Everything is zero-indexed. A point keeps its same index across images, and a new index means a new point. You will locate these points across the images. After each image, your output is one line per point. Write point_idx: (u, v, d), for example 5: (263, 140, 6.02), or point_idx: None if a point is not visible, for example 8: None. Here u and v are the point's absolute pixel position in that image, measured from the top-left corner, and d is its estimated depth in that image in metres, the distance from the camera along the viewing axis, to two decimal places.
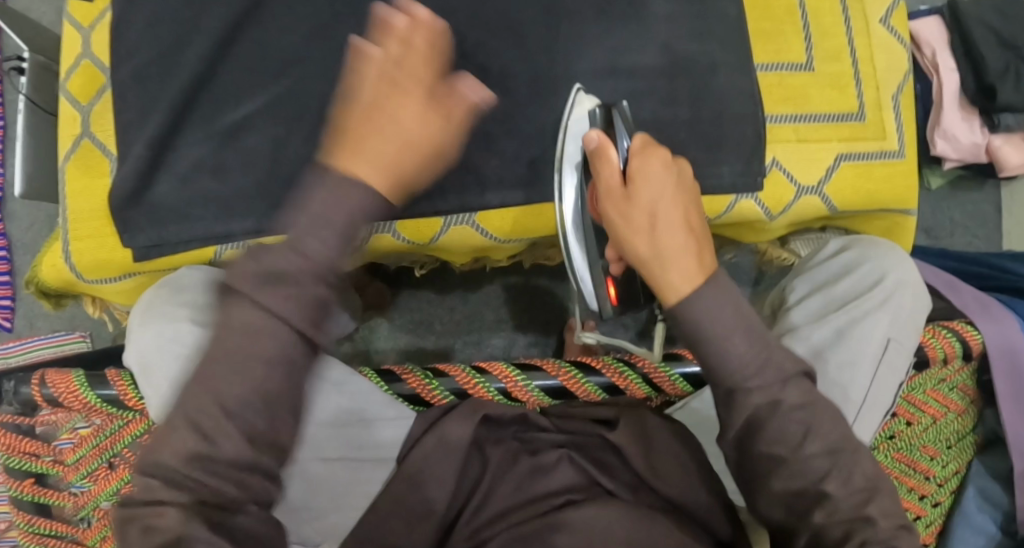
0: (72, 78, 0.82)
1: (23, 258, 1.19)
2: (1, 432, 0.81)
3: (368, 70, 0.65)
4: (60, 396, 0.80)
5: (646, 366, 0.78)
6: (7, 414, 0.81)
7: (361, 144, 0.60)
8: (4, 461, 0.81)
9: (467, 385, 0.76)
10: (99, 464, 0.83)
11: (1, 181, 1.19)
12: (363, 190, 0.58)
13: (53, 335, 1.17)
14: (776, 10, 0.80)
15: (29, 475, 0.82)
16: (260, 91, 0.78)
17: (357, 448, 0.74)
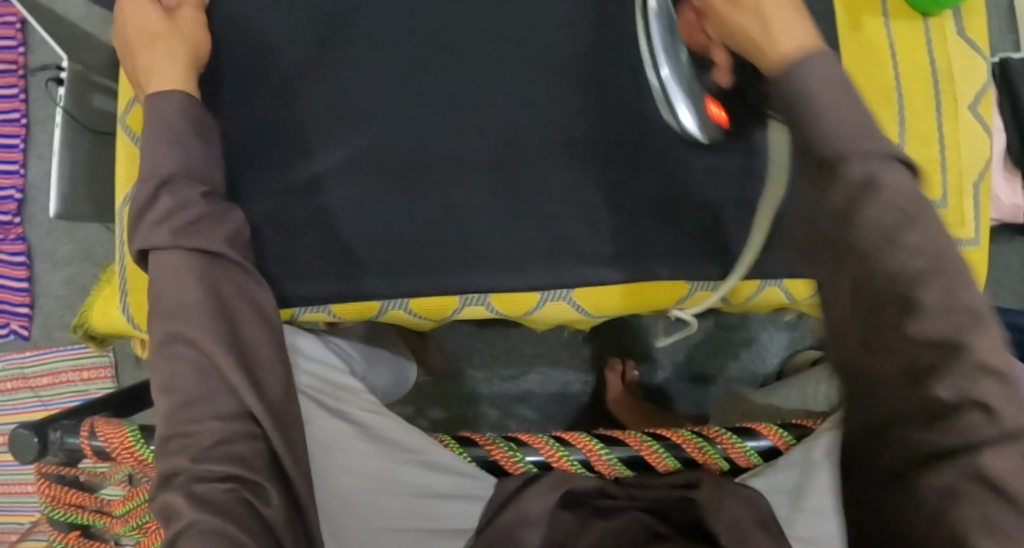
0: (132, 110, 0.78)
1: (42, 265, 1.14)
2: (46, 482, 0.78)
3: (129, 25, 0.72)
4: (111, 449, 0.77)
5: (724, 442, 0.77)
6: (52, 464, 0.80)
7: (151, 70, 0.70)
8: (48, 512, 0.78)
9: (550, 459, 0.74)
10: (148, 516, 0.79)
11: (22, 183, 1.14)
12: (170, 104, 0.68)
13: (73, 347, 1.13)
14: (875, 93, 0.81)
15: (74, 527, 0.80)
16: (341, 139, 0.74)
17: (424, 519, 0.70)
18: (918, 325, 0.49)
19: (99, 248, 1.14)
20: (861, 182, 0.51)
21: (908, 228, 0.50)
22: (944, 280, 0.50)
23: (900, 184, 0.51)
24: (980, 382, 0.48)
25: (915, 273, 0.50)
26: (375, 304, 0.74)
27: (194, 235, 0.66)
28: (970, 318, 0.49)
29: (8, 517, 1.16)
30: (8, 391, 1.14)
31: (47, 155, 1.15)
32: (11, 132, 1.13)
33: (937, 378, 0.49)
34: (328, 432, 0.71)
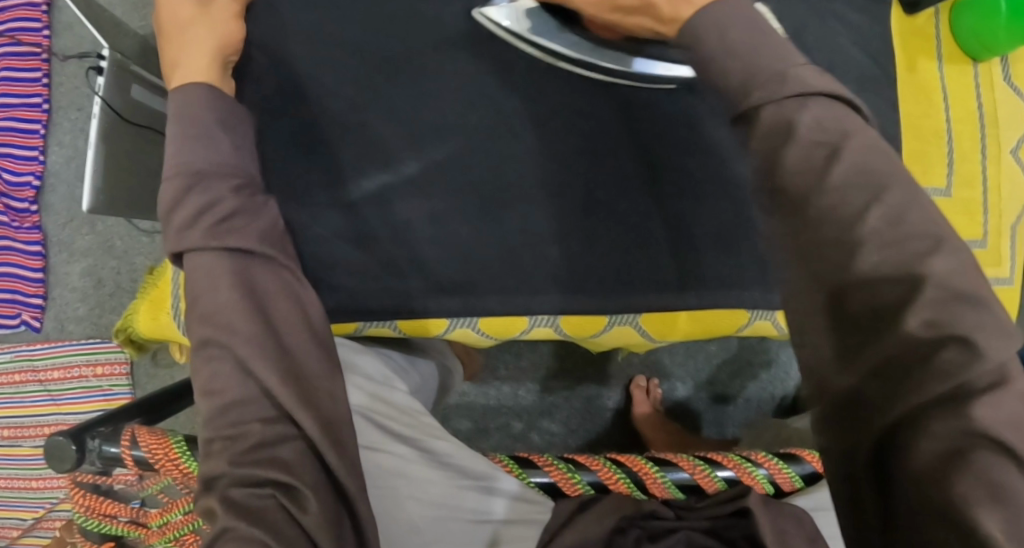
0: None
1: (58, 256, 1.12)
2: (80, 491, 0.75)
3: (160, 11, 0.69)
4: (154, 460, 0.73)
5: (770, 466, 0.78)
6: (88, 473, 0.76)
7: (179, 60, 0.67)
8: (80, 522, 0.76)
9: (607, 480, 0.75)
10: (187, 529, 0.75)
11: (41, 170, 1.11)
12: (194, 98, 0.66)
13: (88, 341, 1.10)
14: (925, 133, 0.80)
15: (108, 537, 0.78)
16: (415, 153, 0.72)
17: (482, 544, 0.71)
18: (867, 261, 0.50)
19: (119, 241, 1.11)
20: (783, 128, 0.53)
21: (839, 155, 0.52)
22: (885, 209, 0.51)
23: (824, 123, 0.53)
24: (959, 315, 0.48)
25: (860, 211, 0.51)
26: (444, 321, 0.73)
27: (228, 232, 0.63)
28: (927, 238, 0.50)
29: (9, 512, 1.13)
30: (16, 384, 1.11)
31: (69, 143, 1.12)
32: (33, 118, 1.10)
33: (909, 310, 0.48)
34: (390, 458, 0.71)
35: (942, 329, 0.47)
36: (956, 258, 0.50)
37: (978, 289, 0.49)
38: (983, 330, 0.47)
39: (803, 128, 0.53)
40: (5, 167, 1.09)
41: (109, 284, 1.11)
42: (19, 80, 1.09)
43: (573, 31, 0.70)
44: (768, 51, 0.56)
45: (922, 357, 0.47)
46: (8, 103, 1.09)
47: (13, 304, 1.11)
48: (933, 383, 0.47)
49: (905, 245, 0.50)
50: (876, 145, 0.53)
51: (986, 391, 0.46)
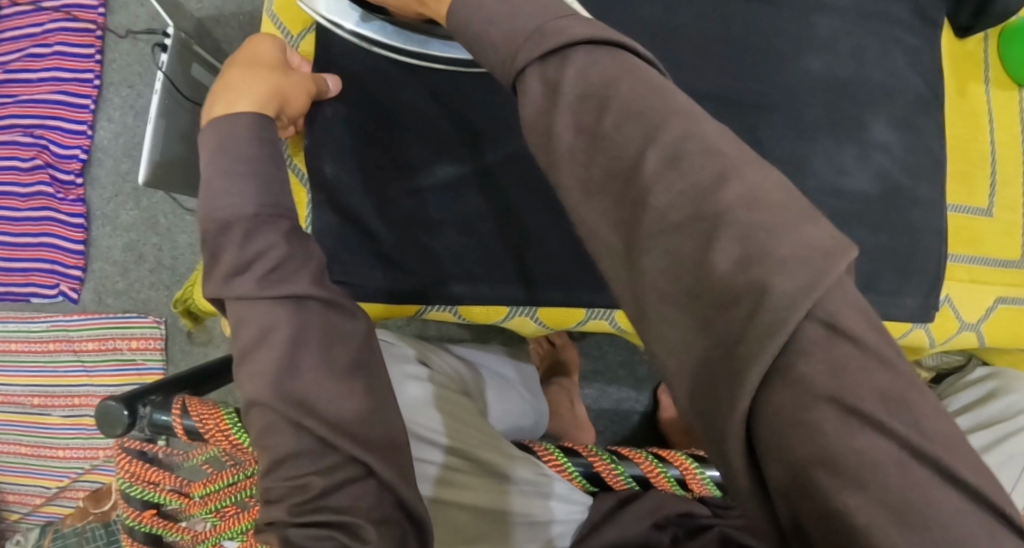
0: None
1: (101, 229, 1.13)
2: (127, 458, 0.76)
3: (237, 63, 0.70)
4: (205, 430, 0.75)
5: None
6: (135, 439, 0.78)
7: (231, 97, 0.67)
8: (124, 487, 0.76)
9: (649, 473, 0.74)
10: (228, 501, 0.76)
11: (88, 145, 1.12)
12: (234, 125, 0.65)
13: (124, 314, 1.12)
14: (971, 155, 0.82)
15: (149, 505, 0.77)
16: (482, 149, 0.75)
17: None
18: (665, 206, 0.44)
19: (163, 218, 1.13)
20: (553, 89, 0.48)
21: (614, 94, 0.46)
22: (663, 147, 0.45)
23: (606, 75, 0.47)
24: (766, 248, 0.41)
25: (640, 154, 0.45)
26: (502, 308, 0.77)
27: (276, 283, 0.62)
28: (724, 172, 0.43)
29: (32, 479, 1.15)
30: (52, 352, 1.13)
31: (117, 119, 1.13)
32: (83, 93, 1.12)
33: (715, 249, 0.42)
34: (444, 469, 0.70)
35: (754, 267, 0.41)
36: (750, 184, 0.43)
37: (785, 214, 0.42)
38: (810, 271, 0.41)
39: (569, 88, 0.47)
40: (53, 140, 1.11)
41: (150, 260, 1.13)
42: (74, 55, 1.12)
43: (379, 17, 0.70)
44: (537, 8, 0.50)
45: (737, 311, 0.41)
46: (60, 77, 1.11)
47: (53, 274, 1.13)
48: (765, 348, 0.40)
49: (693, 180, 0.43)
50: (647, 81, 0.47)
51: (822, 337, 0.40)
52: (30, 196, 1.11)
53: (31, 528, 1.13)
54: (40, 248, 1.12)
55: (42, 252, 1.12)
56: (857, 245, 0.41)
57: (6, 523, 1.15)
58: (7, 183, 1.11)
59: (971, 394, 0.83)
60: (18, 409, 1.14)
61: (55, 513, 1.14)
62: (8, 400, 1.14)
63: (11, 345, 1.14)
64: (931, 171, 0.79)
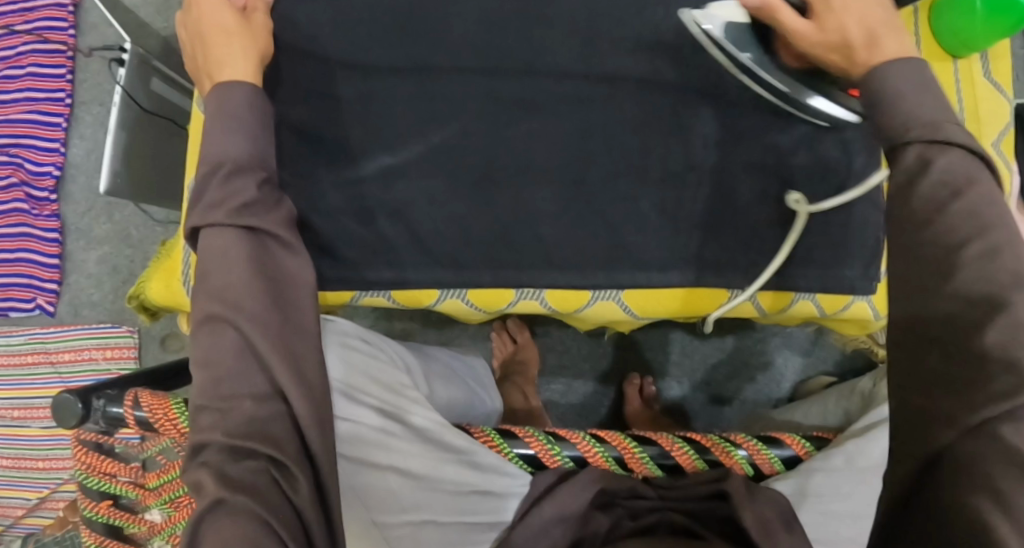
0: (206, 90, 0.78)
1: (76, 243, 1.16)
2: (83, 450, 0.78)
3: (197, 26, 0.72)
4: (155, 420, 0.76)
5: (750, 448, 0.76)
6: (91, 432, 0.79)
7: (220, 66, 0.70)
8: (81, 479, 0.78)
9: (587, 454, 0.73)
10: (181, 491, 0.79)
11: (61, 161, 1.16)
12: (239, 92, 0.69)
13: (98, 325, 1.14)
14: None
15: (106, 497, 0.80)
16: (420, 137, 0.76)
17: (463, 515, 0.70)
18: (966, 285, 0.53)
19: (135, 231, 1.16)
20: (923, 167, 0.55)
21: (958, 199, 0.54)
22: (987, 242, 0.53)
23: (942, 172, 0.55)
24: (974, 324, 0.52)
25: (960, 242, 0.54)
26: (434, 292, 0.78)
27: (248, 217, 0.65)
28: (989, 244, 0.53)
29: (14, 491, 1.17)
30: (30, 365, 1.15)
31: (90, 135, 1.17)
32: (57, 111, 1.15)
33: (988, 325, 0.52)
34: (365, 431, 0.69)
35: (1013, 349, 0.51)
36: (1010, 269, 0.53)
37: (994, 294, 0.52)
38: (987, 326, 0.52)
39: (936, 172, 0.55)
40: (27, 157, 1.14)
41: (124, 271, 1.15)
42: (46, 76, 1.15)
43: (770, 56, 0.69)
44: (932, 100, 0.57)
45: (960, 372, 0.53)
46: (33, 97, 1.15)
47: (29, 288, 1.15)
48: (978, 403, 0.52)
49: (1001, 273, 0.53)
50: (945, 181, 0.54)
51: (1015, 392, 0.51)
52: (5, 212, 1.13)
53: (12, 540, 1.15)
54: (18, 263, 1.14)
55: (20, 268, 1.15)
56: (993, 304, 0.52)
57: None
58: None
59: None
60: None
61: (37, 524, 1.16)
62: None
63: None
64: None
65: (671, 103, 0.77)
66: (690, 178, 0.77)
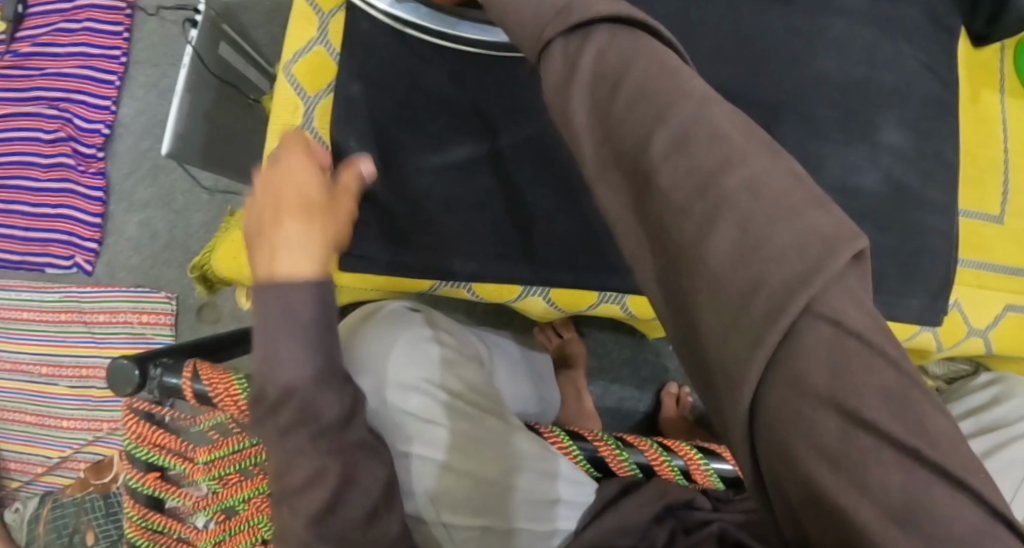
0: (299, 62, 0.79)
1: (118, 204, 1.14)
2: (134, 418, 0.77)
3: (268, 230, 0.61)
4: (214, 394, 0.76)
5: None
6: (145, 401, 0.78)
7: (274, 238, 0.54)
8: (130, 448, 0.77)
9: (654, 462, 0.75)
10: (232, 469, 0.78)
11: (112, 120, 1.14)
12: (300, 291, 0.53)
13: (136, 289, 1.12)
14: (984, 163, 0.83)
15: (153, 468, 0.79)
16: None
17: (538, 524, 0.68)
18: (668, 185, 0.42)
19: (179, 196, 1.13)
20: (570, 67, 0.46)
21: (618, 93, 0.44)
22: (671, 130, 0.43)
23: (651, 67, 0.45)
24: (757, 248, 0.40)
25: (647, 136, 0.43)
26: (516, 288, 0.77)
27: None
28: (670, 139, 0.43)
29: (36, 449, 1.16)
30: (63, 323, 1.14)
31: (141, 96, 1.15)
32: (110, 69, 1.14)
33: (719, 240, 0.40)
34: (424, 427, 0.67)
35: (753, 259, 0.40)
36: (757, 170, 0.41)
37: (791, 199, 0.41)
38: (729, 231, 0.40)
39: (586, 66, 0.46)
40: (77, 114, 1.13)
41: (164, 237, 1.13)
42: (103, 32, 1.14)
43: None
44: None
45: (730, 295, 0.40)
46: (87, 52, 1.14)
47: (68, 245, 1.14)
48: (764, 332, 0.39)
49: (699, 162, 0.42)
50: (664, 64, 0.45)
51: (823, 334, 0.38)
52: (51, 166, 1.13)
53: (30, 498, 1.13)
54: (57, 219, 1.13)
55: (57, 224, 1.14)
56: (865, 238, 0.39)
57: (6, 491, 1.15)
58: (29, 154, 1.13)
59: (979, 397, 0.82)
60: (26, 377, 1.16)
61: (55, 482, 1.15)
62: (18, 368, 1.16)
63: (23, 313, 1.15)
64: (940, 174, 0.80)
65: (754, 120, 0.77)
66: None
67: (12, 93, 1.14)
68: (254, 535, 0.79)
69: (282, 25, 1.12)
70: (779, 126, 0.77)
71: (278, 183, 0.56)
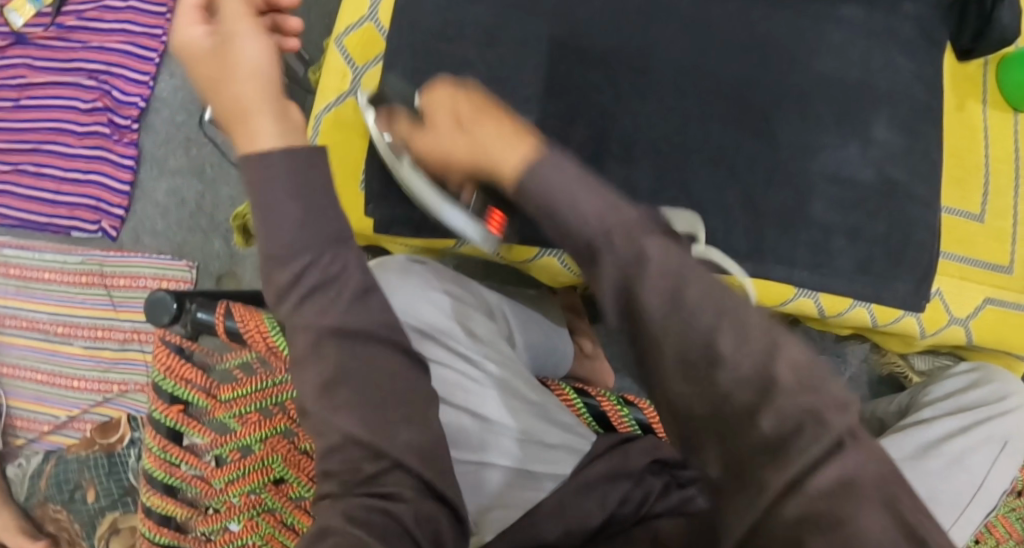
0: (351, 35, 0.86)
1: (149, 172, 1.20)
2: (166, 350, 0.81)
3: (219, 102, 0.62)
4: (245, 330, 0.80)
5: None
6: (177, 335, 0.83)
7: (241, 113, 0.61)
8: (157, 379, 0.81)
9: (651, 420, 0.79)
10: (252, 408, 0.82)
11: (148, 94, 1.20)
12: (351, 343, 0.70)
13: (159, 256, 1.17)
14: (966, 165, 0.90)
15: (178, 401, 0.82)
16: (535, 103, 0.83)
17: (527, 464, 0.72)
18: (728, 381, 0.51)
19: (210, 168, 1.19)
20: (636, 257, 0.53)
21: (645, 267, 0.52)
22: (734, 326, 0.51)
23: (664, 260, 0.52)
24: (806, 424, 0.49)
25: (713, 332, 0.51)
26: (534, 249, 0.83)
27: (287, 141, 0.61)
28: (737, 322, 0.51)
29: (43, 407, 1.18)
30: (82, 284, 1.18)
31: (179, 74, 1.21)
32: (151, 46, 1.20)
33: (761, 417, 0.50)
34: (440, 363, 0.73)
35: (788, 425, 0.49)
36: (794, 358, 0.51)
37: (813, 378, 0.50)
38: (728, 364, 0.50)
39: (652, 257, 0.52)
40: (115, 86, 1.19)
41: (191, 205, 1.18)
42: (147, 11, 1.19)
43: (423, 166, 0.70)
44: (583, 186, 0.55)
45: (763, 452, 0.49)
46: (129, 29, 1.19)
47: (96, 210, 1.18)
48: None
49: (750, 349, 0.51)
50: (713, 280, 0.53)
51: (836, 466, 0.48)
52: (86, 134, 1.18)
53: (34, 454, 1.16)
54: (87, 184, 1.18)
55: (88, 189, 1.18)
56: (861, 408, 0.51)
57: (11, 447, 1.17)
58: (65, 121, 1.18)
59: (957, 382, 0.89)
60: (41, 335, 1.19)
61: (59, 441, 1.17)
62: (34, 327, 1.19)
63: (46, 273, 1.19)
64: (929, 172, 0.86)
65: (760, 112, 0.84)
66: (765, 180, 0.83)
67: (53, 63, 1.19)
68: (266, 475, 0.82)
69: (320, 17, 1.19)
70: (781, 121, 0.84)
71: (198, 60, 0.61)
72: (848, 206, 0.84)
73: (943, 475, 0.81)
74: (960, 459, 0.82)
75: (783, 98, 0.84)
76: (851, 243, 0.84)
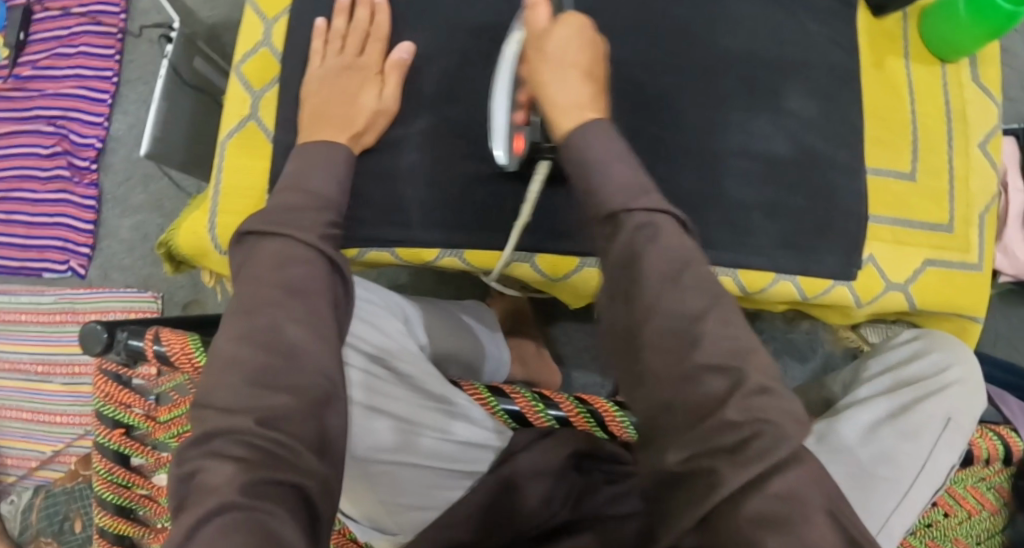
0: (248, 62, 0.87)
1: (111, 211, 1.23)
2: (104, 378, 0.84)
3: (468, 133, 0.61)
4: (171, 353, 0.81)
5: None
6: (113, 362, 0.84)
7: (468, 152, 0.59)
8: (99, 406, 0.84)
9: (570, 414, 0.78)
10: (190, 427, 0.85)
11: (104, 135, 1.24)
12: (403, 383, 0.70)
13: (124, 290, 1.20)
14: (893, 124, 0.86)
15: (120, 425, 0.85)
16: (430, 108, 0.82)
17: (445, 462, 0.73)
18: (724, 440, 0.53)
19: (168, 202, 1.22)
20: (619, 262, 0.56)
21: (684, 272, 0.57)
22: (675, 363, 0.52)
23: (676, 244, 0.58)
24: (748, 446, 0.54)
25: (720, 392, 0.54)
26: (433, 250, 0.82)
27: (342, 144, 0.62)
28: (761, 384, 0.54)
29: (31, 443, 1.22)
30: (57, 322, 1.21)
31: (132, 112, 1.25)
32: (103, 88, 1.24)
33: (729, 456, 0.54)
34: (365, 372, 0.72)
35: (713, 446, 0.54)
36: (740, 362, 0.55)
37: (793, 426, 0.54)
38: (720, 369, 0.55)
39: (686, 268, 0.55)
40: (72, 130, 1.23)
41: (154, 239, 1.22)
42: (98, 55, 1.24)
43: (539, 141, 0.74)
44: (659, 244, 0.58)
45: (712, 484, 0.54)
46: (82, 74, 1.24)
47: (64, 250, 1.22)
48: None
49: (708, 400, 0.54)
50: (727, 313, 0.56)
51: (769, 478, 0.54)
52: (49, 179, 1.22)
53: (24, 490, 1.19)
54: (55, 227, 1.23)
55: (56, 231, 1.23)
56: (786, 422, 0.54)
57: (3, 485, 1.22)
58: (28, 168, 1.23)
59: (897, 354, 0.87)
60: (23, 376, 1.23)
61: (48, 476, 1.21)
62: (16, 368, 1.23)
63: (22, 315, 1.23)
64: (851, 138, 0.83)
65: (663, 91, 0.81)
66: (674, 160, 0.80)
67: (15, 114, 1.24)
68: None
69: None
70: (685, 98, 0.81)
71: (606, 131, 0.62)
72: (763, 180, 0.81)
73: (852, 480, 0.76)
74: (873, 472, 0.77)
75: (686, 75, 0.81)
76: (768, 217, 0.80)
